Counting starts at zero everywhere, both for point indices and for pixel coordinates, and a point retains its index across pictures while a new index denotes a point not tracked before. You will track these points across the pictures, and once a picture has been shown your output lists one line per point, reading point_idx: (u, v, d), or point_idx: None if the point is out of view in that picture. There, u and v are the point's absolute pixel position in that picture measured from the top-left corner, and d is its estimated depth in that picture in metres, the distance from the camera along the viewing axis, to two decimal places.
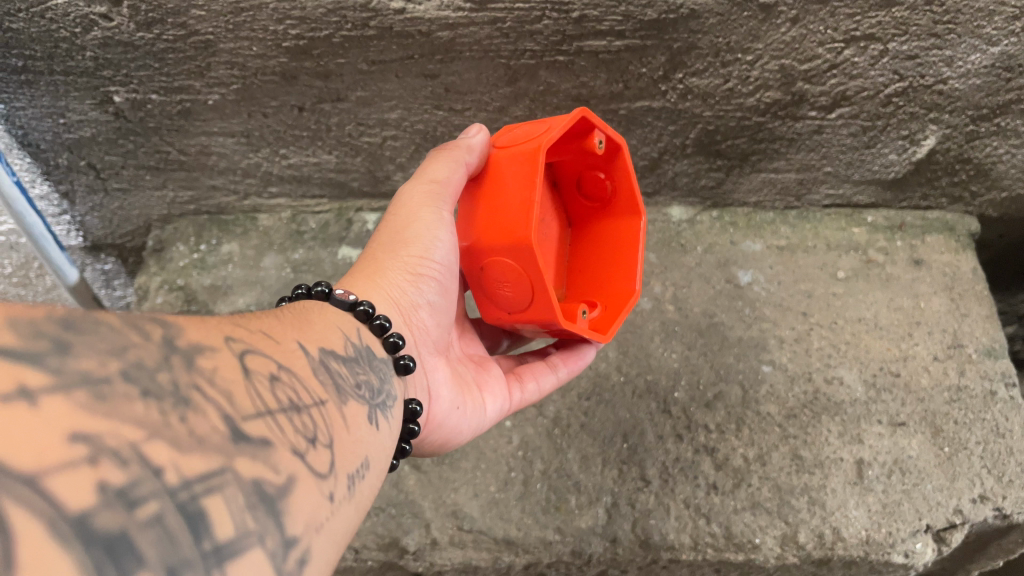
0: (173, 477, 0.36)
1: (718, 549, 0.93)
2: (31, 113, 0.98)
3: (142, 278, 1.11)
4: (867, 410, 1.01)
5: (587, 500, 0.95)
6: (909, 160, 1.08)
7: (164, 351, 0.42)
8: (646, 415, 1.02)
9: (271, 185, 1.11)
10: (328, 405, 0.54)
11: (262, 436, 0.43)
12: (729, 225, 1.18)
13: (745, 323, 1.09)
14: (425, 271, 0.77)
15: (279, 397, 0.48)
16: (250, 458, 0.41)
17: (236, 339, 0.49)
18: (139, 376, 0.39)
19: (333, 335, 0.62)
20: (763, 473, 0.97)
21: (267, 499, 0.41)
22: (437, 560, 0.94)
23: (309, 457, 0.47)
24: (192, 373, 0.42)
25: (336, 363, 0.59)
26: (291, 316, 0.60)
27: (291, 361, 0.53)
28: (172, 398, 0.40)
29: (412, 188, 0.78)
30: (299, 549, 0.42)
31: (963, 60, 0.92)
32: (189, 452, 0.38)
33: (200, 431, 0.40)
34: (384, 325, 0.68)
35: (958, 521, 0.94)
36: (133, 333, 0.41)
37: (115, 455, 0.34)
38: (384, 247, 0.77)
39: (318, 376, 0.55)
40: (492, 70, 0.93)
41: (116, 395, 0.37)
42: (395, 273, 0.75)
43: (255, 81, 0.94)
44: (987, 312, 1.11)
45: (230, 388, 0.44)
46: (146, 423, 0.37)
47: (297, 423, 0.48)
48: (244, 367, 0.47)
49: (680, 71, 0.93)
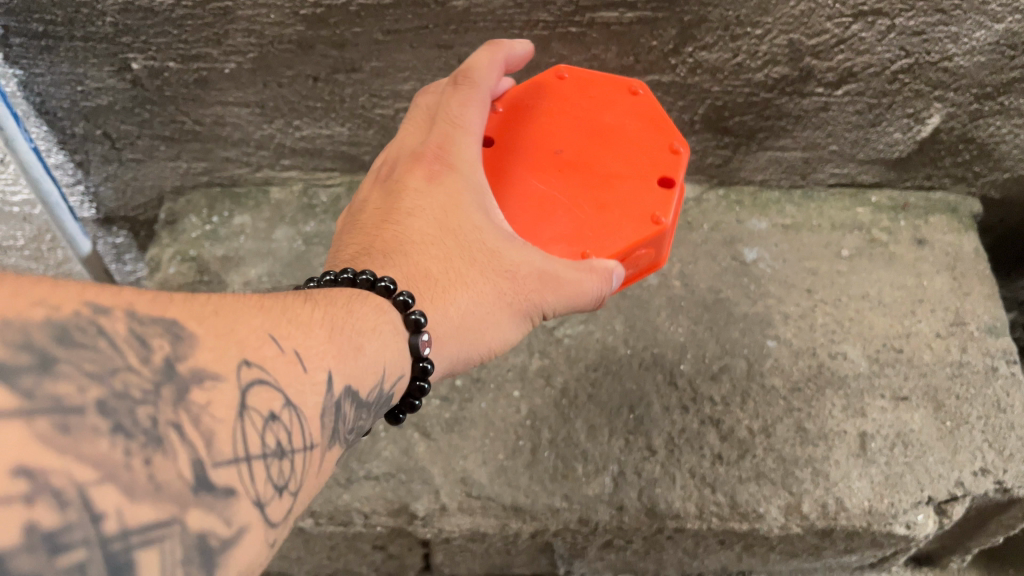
0: (112, 525, 0.37)
1: (723, 518, 0.94)
2: (50, 79, 1.00)
3: (155, 249, 1.12)
4: (870, 384, 1.03)
5: (594, 468, 0.97)
6: (913, 138, 1.09)
7: (157, 380, 0.43)
8: (653, 387, 1.03)
9: (284, 158, 1.12)
10: (316, 450, 0.52)
11: (227, 485, 0.43)
12: (735, 203, 1.19)
13: (751, 299, 1.10)
14: (483, 348, 0.76)
15: (267, 439, 0.47)
16: (205, 509, 0.42)
17: (252, 365, 0.48)
18: (118, 408, 0.40)
19: (369, 375, 0.59)
20: (768, 445, 0.98)
21: (207, 555, 0.41)
22: (446, 525, 0.95)
23: (270, 507, 0.47)
24: (177, 409, 0.42)
25: (349, 406, 0.57)
26: (346, 335, 0.59)
27: (304, 398, 0.52)
28: (144, 437, 0.40)
29: (546, 304, 0.77)
30: None
31: (968, 37, 0.94)
32: (140, 499, 0.38)
33: (162, 476, 0.40)
34: (423, 388, 0.69)
35: (959, 493, 0.96)
36: (129, 356, 0.42)
37: (57, 496, 0.36)
38: (481, 300, 0.74)
39: (323, 418, 0.53)
40: (505, 41, 0.94)
41: (83, 427, 0.38)
42: (466, 343, 0.73)
43: (272, 49, 0.95)
44: (989, 291, 1.12)
45: (216, 428, 0.44)
46: (105, 463, 0.38)
47: (273, 471, 0.47)
48: (242, 403, 0.46)
49: (690, 45, 0.95)
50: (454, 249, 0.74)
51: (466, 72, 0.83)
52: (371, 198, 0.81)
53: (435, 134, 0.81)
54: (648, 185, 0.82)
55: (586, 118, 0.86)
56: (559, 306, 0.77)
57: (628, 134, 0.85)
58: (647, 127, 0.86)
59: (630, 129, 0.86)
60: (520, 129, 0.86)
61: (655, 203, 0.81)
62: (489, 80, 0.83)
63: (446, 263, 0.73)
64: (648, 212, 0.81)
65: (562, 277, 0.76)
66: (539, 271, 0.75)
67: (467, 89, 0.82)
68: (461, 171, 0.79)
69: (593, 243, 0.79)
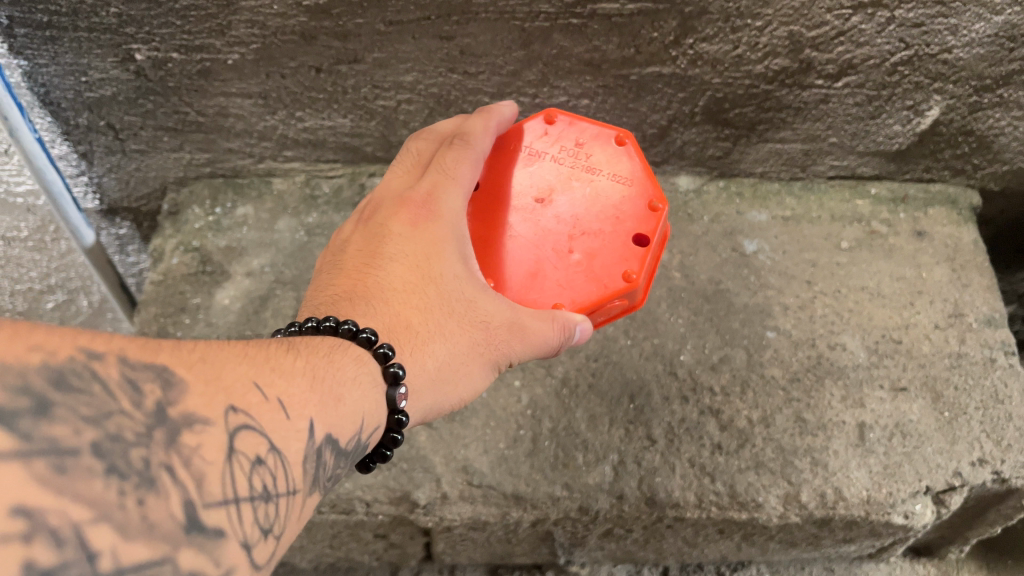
0: (107, 563, 0.38)
1: (723, 507, 0.95)
2: (54, 70, 1.00)
3: (158, 240, 1.13)
4: (869, 375, 1.03)
5: (595, 458, 0.97)
6: (913, 131, 1.10)
7: (149, 424, 0.44)
8: (653, 376, 1.03)
9: (286, 149, 1.13)
10: (298, 495, 0.54)
11: (217, 526, 0.44)
12: (736, 195, 1.20)
13: (751, 290, 1.11)
14: (454, 398, 0.75)
15: (254, 482, 0.48)
16: (196, 549, 0.43)
17: (238, 411, 0.50)
18: (111, 450, 0.41)
19: (351, 423, 0.61)
20: (767, 434, 0.99)
21: None
22: (447, 514, 0.96)
23: (256, 549, 0.48)
24: (169, 450, 0.44)
25: (330, 453, 0.58)
26: (327, 386, 0.60)
27: (288, 444, 0.53)
28: (137, 477, 0.41)
29: (516, 355, 0.77)
30: None
31: (967, 29, 0.94)
32: (135, 538, 0.40)
33: (155, 516, 0.41)
34: (396, 440, 0.69)
35: (957, 483, 0.97)
36: (122, 401, 0.43)
37: (54, 534, 0.37)
38: (455, 349, 0.73)
39: (306, 464, 0.54)
40: (506, 32, 0.95)
41: (78, 469, 0.39)
42: (439, 392, 0.73)
43: (275, 40, 0.96)
44: (988, 283, 1.13)
45: (206, 469, 0.45)
46: (99, 502, 0.39)
47: (259, 513, 0.48)
48: (230, 447, 0.47)
49: (691, 36, 0.96)
50: (434, 298, 0.74)
51: (462, 133, 0.84)
52: (354, 240, 0.80)
53: (424, 183, 0.81)
54: (625, 239, 0.83)
55: (571, 166, 0.87)
56: (526, 356, 0.77)
57: (606, 186, 0.86)
58: (633, 178, 0.87)
59: (610, 180, 0.86)
60: (504, 176, 0.86)
61: (628, 259, 0.82)
62: (483, 137, 0.84)
63: (424, 313, 0.73)
64: (622, 267, 0.82)
65: (529, 332, 0.76)
66: (511, 322, 0.76)
67: (463, 146, 0.83)
68: (447, 221, 0.79)
69: (564, 296, 0.81)
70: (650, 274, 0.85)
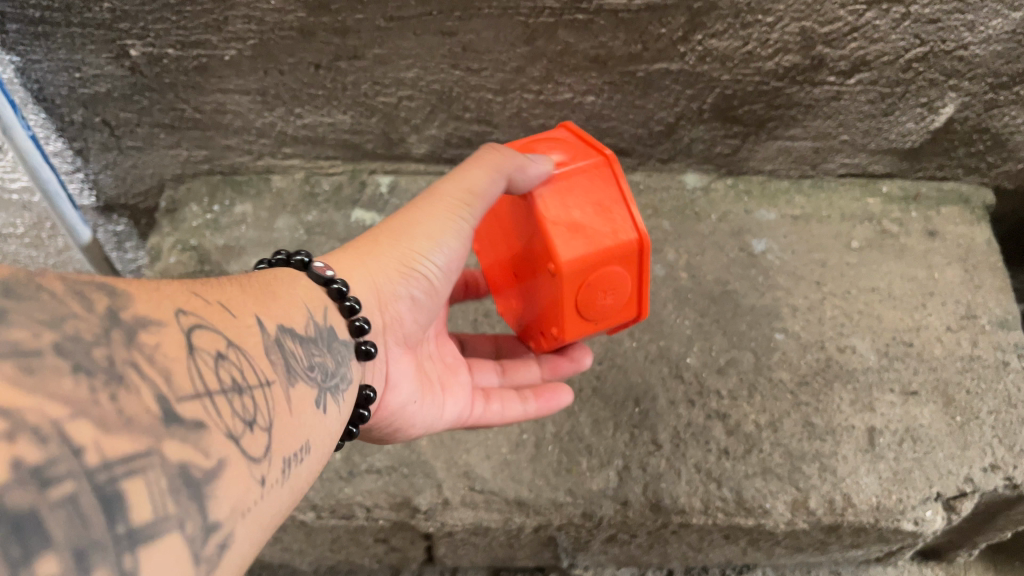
0: (94, 457, 0.37)
1: (729, 514, 0.93)
2: (47, 66, 0.98)
3: (155, 238, 1.11)
4: (880, 378, 1.01)
5: (599, 463, 0.96)
6: (926, 128, 1.07)
7: (104, 325, 0.43)
8: (658, 380, 1.01)
9: (285, 146, 1.11)
10: (273, 386, 0.55)
11: (196, 418, 0.44)
12: (744, 193, 1.17)
13: (758, 291, 1.08)
14: (414, 268, 0.80)
15: (221, 376, 0.49)
16: (179, 440, 0.43)
17: (187, 313, 0.50)
18: (73, 350, 0.40)
19: (297, 313, 0.64)
20: (775, 439, 0.97)
21: (192, 483, 0.42)
22: (448, 519, 0.95)
23: (243, 440, 0.48)
24: (131, 349, 0.44)
25: (291, 343, 0.60)
26: (255, 289, 0.62)
27: (243, 340, 0.54)
28: (105, 375, 0.41)
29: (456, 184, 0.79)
30: (221, 533, 0.43)
31: (985, 25, 0.92)
32: (115, 431, 0.39)
33: (131, 411, 0.41)
34: (354, 308, 0.72)
35: (968, 489, 0.94)
36: (75, 306, 0.42)
37: (36, 432, 0.36)
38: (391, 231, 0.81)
39: (268, 355, 0.56)
40: (510, 28, 0.93)
41: (45, 368, 0.38)
42: (387, 256, 0.79)
43: (273, 36, 0.94)
44: (1001, 284, 1.10)
45: (171, 366, 0.45)
46: (75, 400, 0.38)
47: (236, 405, 0.49)
48: (189, 343, 0.48)
49: (700, 32, 0.93)
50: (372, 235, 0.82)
51: None
52: None
53: None
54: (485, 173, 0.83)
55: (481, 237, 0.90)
56: (470, 178, 0.78)
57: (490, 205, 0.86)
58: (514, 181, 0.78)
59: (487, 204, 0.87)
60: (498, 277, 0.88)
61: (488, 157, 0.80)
62: None
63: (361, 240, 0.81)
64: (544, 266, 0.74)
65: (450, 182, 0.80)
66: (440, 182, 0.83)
67: None
68: None
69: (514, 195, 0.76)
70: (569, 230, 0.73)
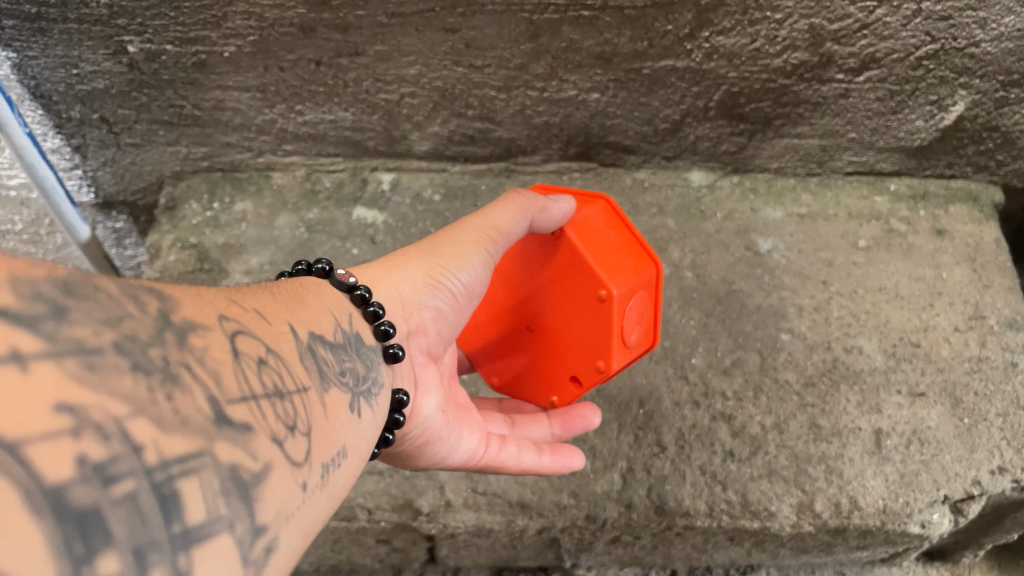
0: (152, 456, 0.36)
1: (734, 516, 0.92)
2: (44, 62, 0.97)
3: (154, 235, 1.10)
4: (886, 379, 1.00)
5: (602, 465, 0.95)
6: (936, 126, 1.06)
7: (157, 326, 0.42)
8: (663, 381, 1.00)
9: (286, 143, 1.09)
10: (311, 391, 0.53)
11: (244, 421, 0.43)
12: (749, 191, 1.16)
13: (764, 291, 1.07)
14: (443, 279, 0.78)
15: (265, 380, 0.48)
16: (230, 442, 0.41)
17: (229, 319, 0.49)
18: (130, 350, 0.39)
19: (325, 318, 0.62)
20: (780, 441, 0.96)
21: (243, 486, 0.41)
22: (451, 522, 0.94)
23: (288, 444, 0.47)
24: (182, 350, 0.42)
25: (323, 349, 0.59)
26: (285, 295, 0.60)
27: (280, 344, 0.53)
28: (161, 374, 0.40)
29: (492, 220, 0.80)
30: (270, 537, 0.42)
31: (997, 22, 0.90)
32: (171, 431, 0.38)
33: (186, 411, 0.40)
34: (378, 313, 0.69)
35: (976, 492, 0.93)
36: (128, 305, 0.41)
37: (99, 429, 0.35)
38: (421, 250, 0.80)
39: (305, 361, 0.54)
40: (514, 25, 0.91)
41: (106, 367, 0.37)
42: (414, 269, 0.78)
43: (273, 32, 0.92)
44: (1010, 284, 1.09)
45: (220, 368, 0.44)
46: (133, 398, 0.37)
47: (280, 409, 0.48)
48: (234, 348, 0.47)
49: (707, 29, 0.91)
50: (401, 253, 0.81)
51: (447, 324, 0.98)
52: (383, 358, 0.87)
53: None
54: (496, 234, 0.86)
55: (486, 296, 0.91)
56: (508, 215, 0.79)
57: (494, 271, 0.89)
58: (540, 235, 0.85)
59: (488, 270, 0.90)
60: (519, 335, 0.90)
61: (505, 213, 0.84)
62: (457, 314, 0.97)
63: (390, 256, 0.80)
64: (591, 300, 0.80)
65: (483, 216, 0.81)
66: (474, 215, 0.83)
67: None
68: None
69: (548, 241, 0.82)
70: (613, 264, 0.80)
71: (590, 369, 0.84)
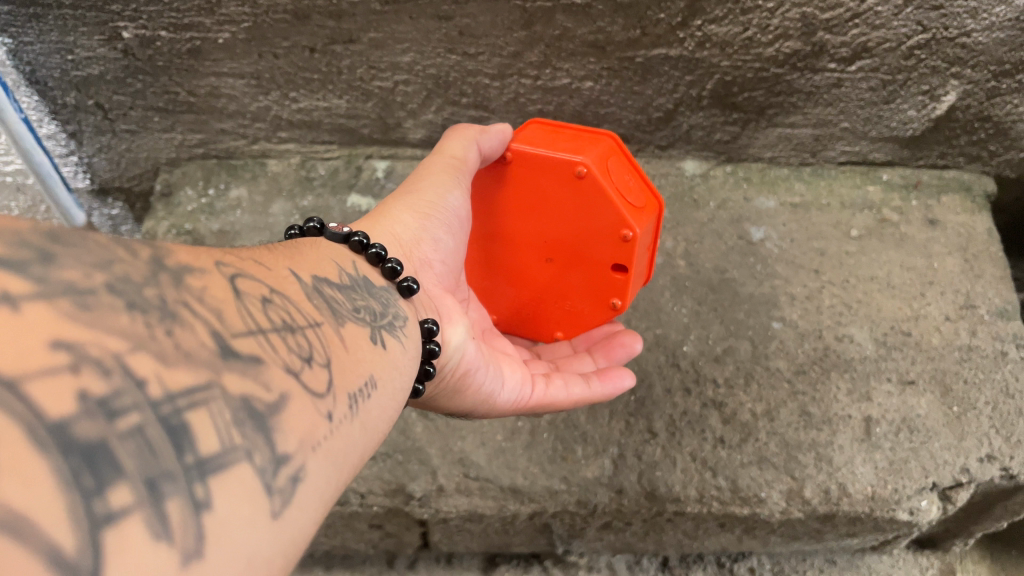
0: (156, 390, 0.37)
1: (724, 502, 0.93)
2: (40, 48, 0.98)
3: (150, 222, 1.10)
4: (877, 368, 1.01)
5: (594, 450, 0.95)
6: (928, 116, 1.06)
7: (151, 268, 0.43)
8: (655, 368, 1.01)
9: (280, 130, 1.10)
10: (326, 326, 0.54)
11: (252, 353, 0.44)
12: (743, 180, 1.17)
13: (757, 280, 1.08)
14: (432, 210, 0.81)
15: (272, 316, 0.48)
16: (239, 374, 0.42)
17: (226, 264, 0.49)
18: (125, 290, 0.40)
19: (326, 264, 0.62)
20: (770, 428, 0.96)
21: (257, 416, 0.41)
22: (443, 506, 0.95)
23: (305, 376, 0.47)
24: (179, 290, 0.43)
25: (330, 289, 0.59)
26: (283, 248, 0.61)
27: (284, 286, 0.53)
28: (158, 313, 0.40)
29: (452, 151, 0.84)
30: (293, 465, 0.42)
31: (988, 12, 0.90)
32: (174, 365, 0.38)
33: (187, 346, 0.40)
34: (380, 254, 0.69)
35: (965, 479, 0.94)
36: (118, 250, 0.42)
37: (98, 364, 0.35)
38: (397, 198, 0.83)
39: (314, 301, 0.55)
40: (507, 13, 0.91)
41: (101, 306, 0.38)
42: (399, 212, 0.80)
43: (267, 19, 0.93)
44: (1002, 273, 1.10)
45: (220, 307, 0.45)
46: (131, 334, 0.38)
47: (292, 343, 0.48)
48: (234, 288, 0.47)
49: (699, 18, 0.92)
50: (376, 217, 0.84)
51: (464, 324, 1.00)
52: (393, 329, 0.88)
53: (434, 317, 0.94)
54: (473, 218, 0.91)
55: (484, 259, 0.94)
56: (462, 143, 0.84)
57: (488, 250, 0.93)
58: (497, 175, 0.89)
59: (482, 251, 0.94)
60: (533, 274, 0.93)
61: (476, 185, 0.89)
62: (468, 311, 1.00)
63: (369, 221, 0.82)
64: (573, 183, 0.84)
65: (438, 160, 0.85)
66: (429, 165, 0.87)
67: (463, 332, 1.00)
68: None
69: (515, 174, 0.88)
70: (573, 147, 0.86)
71: (620, 250, 0.87)
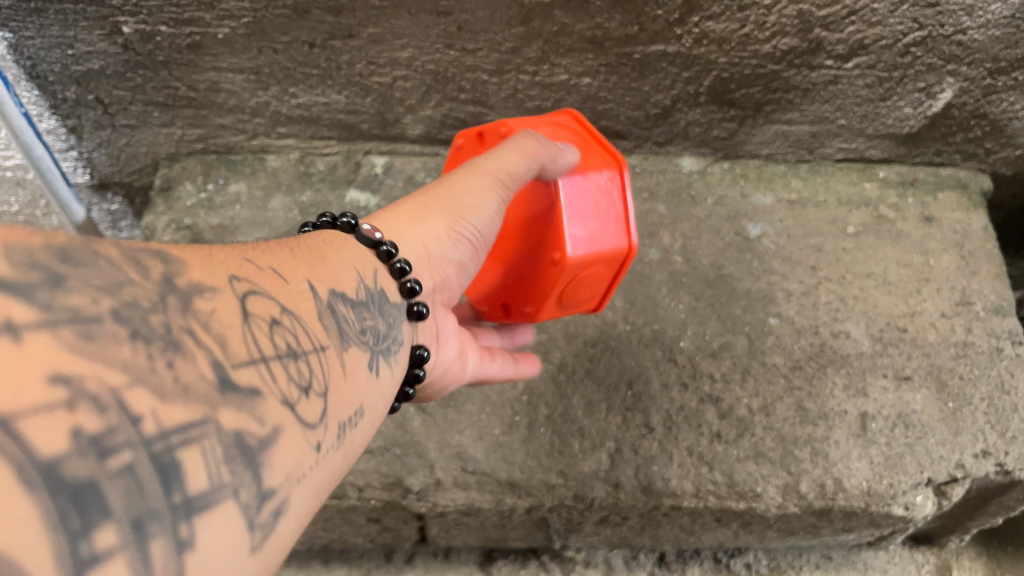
0: (150, 427, 0.37)
1: (721, 497, 0.93)
2: (40, 43, 0.98)
3: (149, 217, 1.10)
4: (873, 363, 1.01)
5: (591, 445, 0.96)
6: (924, 113, 1.07)
7: (161, 290, 0.43)
8: (652, 363, 1.01)
9: (279, 125, 1.10)
10: (329, 351, 0.54)
11: (251, 385, 0.44)
12: (740, 177, 1.17)
13: (754, 276, 1.08)
14: (466, 230, 0.77)
15: (277, 342, 0.48)
16: (235, 409, 0.42)
17: (240, 279, 0.49)
18: (129, 317, 0.40)
19: (347, 276, 0.62)
20: (767, 423, 0.97)
21: (248, 452, 0.42)
22: (441, 500, 0.95)
23: (300, 406, 0.48)
24: (186, 316, 0.43)
25: (344, 307, 0.59)
26: (307, 250, 0.60)
27: (298, 306, 0.53)
28: (161, 342, 0.40)
29: (507, 167, 0.77)
30: (277, 500, 0.43)
31: (984, 9, 0.91)
32: (170, 400, 0.39)
33: (187, 378, 0.40)
34: (404, 270, 0.69)
35: (959, 475, 0.95)
36: (129, 270, 0.42)
37: (94, 401, 0.35)
38: (437, 195, 0.77)
39: (323, 321, 0.55)
40: (505, 9, 0.92)
41: (103, 335, 0.38)
42: (437, 222, 0.75)
43: (267, 14, 0.93)
44: (997, 270, 1.10)
45: (226, 334, 0.44)
46: (131, 367, 0.38)
47: (293, 371, 0.48)
48: (244, 310, 0.47)
49: (696, 14, 0.92)
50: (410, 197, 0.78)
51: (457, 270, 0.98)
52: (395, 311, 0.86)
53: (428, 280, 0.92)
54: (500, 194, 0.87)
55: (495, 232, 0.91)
56: (517, 162, 0.77)
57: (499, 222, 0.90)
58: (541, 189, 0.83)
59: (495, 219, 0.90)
60: None
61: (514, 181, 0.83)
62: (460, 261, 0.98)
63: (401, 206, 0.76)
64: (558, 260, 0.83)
65: (485, 162, 0.79)
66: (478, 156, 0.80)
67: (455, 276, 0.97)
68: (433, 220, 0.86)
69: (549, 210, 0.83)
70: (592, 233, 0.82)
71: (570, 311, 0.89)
